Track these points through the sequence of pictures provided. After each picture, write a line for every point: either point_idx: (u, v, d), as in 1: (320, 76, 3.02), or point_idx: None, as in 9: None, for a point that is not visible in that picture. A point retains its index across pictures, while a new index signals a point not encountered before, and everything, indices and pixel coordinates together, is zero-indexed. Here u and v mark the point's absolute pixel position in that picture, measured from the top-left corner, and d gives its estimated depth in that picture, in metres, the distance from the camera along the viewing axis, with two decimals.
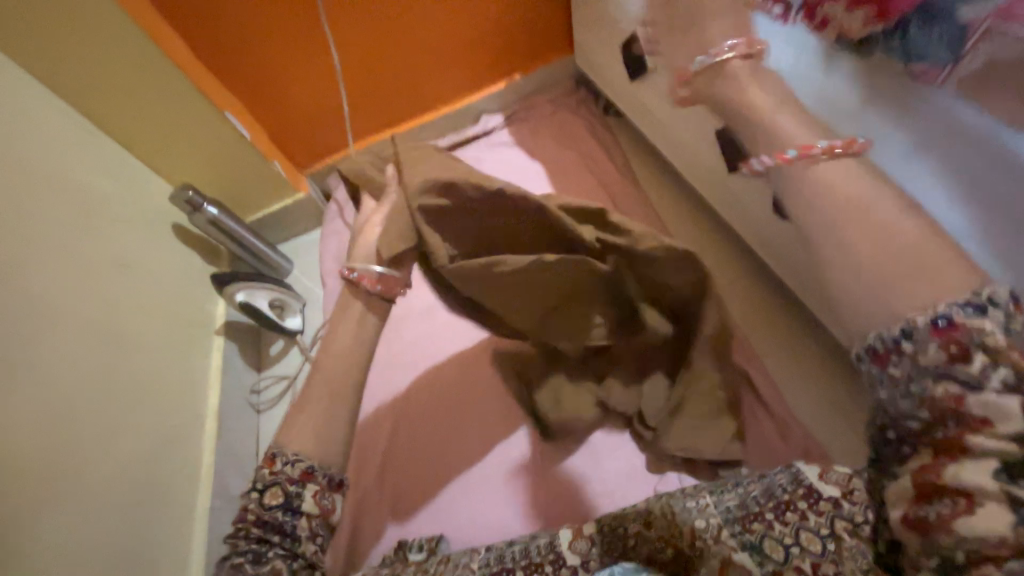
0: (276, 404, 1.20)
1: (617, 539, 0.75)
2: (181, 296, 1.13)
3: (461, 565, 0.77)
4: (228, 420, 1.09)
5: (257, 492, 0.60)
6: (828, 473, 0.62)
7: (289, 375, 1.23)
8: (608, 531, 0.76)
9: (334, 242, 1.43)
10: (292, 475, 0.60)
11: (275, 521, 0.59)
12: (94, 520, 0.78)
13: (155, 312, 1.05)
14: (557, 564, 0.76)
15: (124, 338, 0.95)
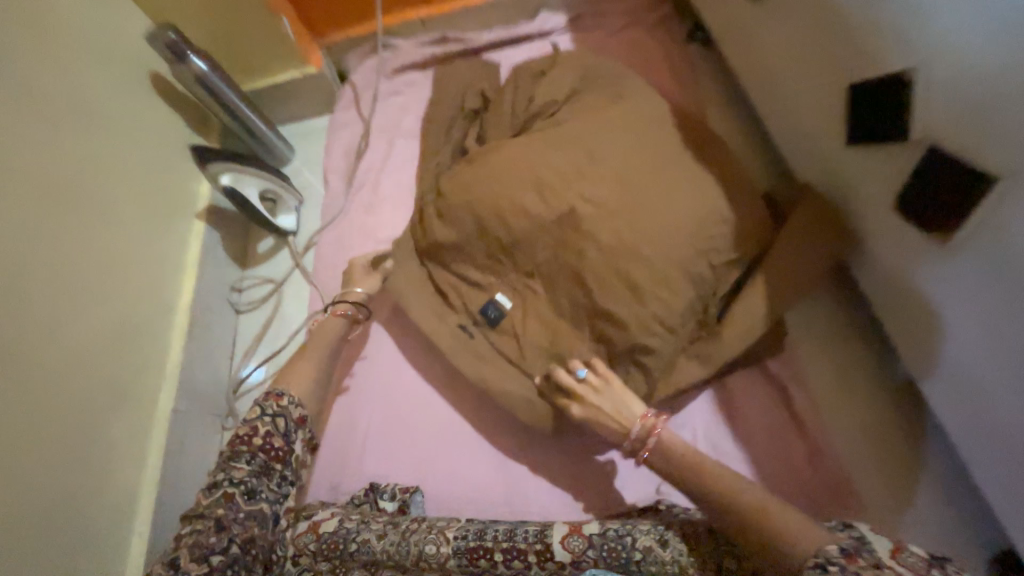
0: (259, 308, 1.09)
1: (622, 547, 0.68)
2: (160, 165, 0.98)
3: (435, 533, 0.73)
4: (203, 316, 0.98)
5: (267, 416, 0.73)
6: (900, 553, 0.58)
7: (276, 278, 1.10)
8: (613, 537, 0.69)
9: (342, 141, 1.23)
10: (293, 412, 0.76)
11: (273, 467, 0.71)
12: (40, 420, 0.68)
13: (124, 177, 0.90)
14: (543, 556, 0.70)
15: (79, 209, 0.81)
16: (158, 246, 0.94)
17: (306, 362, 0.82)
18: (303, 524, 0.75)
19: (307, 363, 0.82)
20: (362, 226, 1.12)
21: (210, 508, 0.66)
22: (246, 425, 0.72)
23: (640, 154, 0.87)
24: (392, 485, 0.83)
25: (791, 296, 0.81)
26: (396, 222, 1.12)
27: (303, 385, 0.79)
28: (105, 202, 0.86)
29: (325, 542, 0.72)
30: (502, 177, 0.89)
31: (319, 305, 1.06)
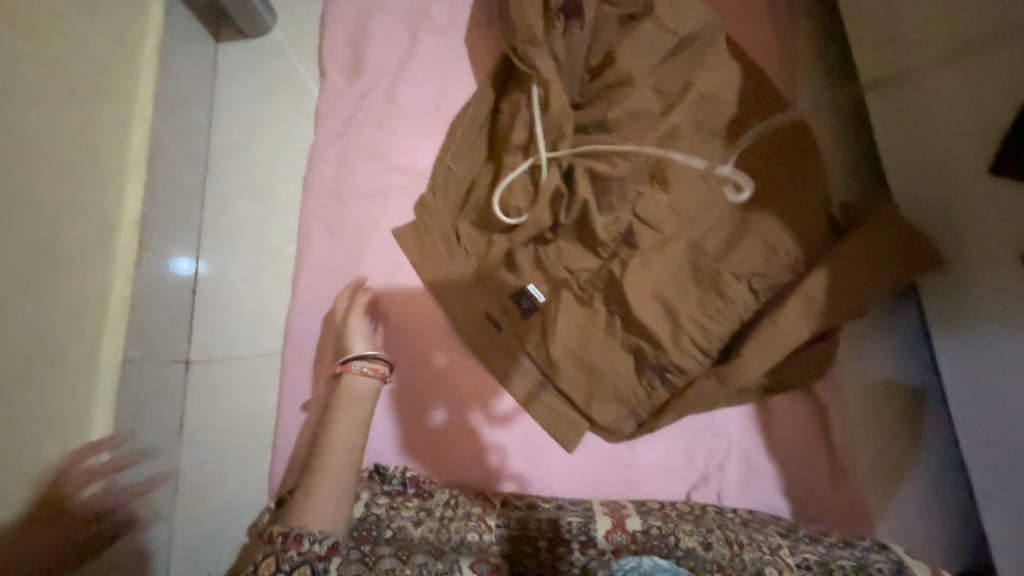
0: (230, 230, 0.87)
1: (664, 546, 0.66)
2: (97, 23, 0.69)
3: (475, 519, 0.70)
4: (155, 236, 0.74)
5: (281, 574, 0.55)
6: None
7: (260, 193, 0.88)
8: (655, 535, 0.67)
9: (347, 22, 0.95)
10: (319, 552, 0.57)
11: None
12: None
13: (57, 40, 0.62)
14: (586, 546, 0.68)
15: None
16: (86, 136, 0.64)
17: (329, 484, 0.63)
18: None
19: (338, 486, 0.63)
20: (372, 145, 0.90)
21: None
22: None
23: (688, 150, 0.81)
24: (402, 469, 0.74)
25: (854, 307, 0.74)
26: (415, 147, 0.90)
27: (326, 522, 0.61)
28: (15, 64, 0.56)
29: (354, 530, 0.67)
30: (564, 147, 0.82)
31: (312, 244, 0.85)
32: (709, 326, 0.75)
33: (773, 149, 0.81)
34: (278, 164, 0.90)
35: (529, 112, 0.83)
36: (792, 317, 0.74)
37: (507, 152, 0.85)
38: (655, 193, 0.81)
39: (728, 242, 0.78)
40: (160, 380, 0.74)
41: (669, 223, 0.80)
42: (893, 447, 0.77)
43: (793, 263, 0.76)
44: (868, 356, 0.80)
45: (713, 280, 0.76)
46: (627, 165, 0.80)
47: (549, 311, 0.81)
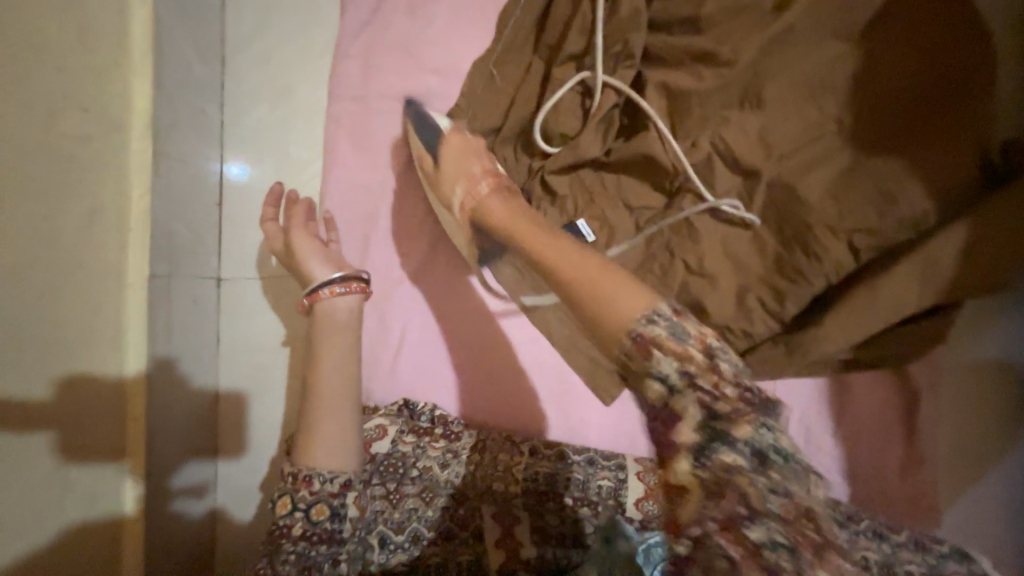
0: (252, 139, 0.79)
1: None
2: None
3: (502, 467, 0.68)
4: (172, 142, 0.67)
5: (298, 512, 0.57)
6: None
7: (282, 97, 0.79)
8: None
9: None
10: (331, 491, 0.58)
11: (304, 530, 0.56)
12: None
13: None
14: (614, 510, 0.66)
15: None
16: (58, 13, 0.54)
17: (332, 421, 0.61)
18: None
19: (340, 420, 0.61)
20: (404, 40, 0.76)
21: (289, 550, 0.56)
22: (277, 529, 0.57)
23: (793, 64, 0.64)
24: (431, 407, 0.73)
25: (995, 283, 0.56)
26: (453, 43, 0.75)
27: (336, 459, 0.60)
28: None
29: (379, 463, 0.66)
30: (636, 57, 0.68)
31: (337, 158, 0.76)
32: (783, 288, 0.64)
33: (922, 65, 0.60)
34: (300, 61, 0.79)
35: (594, 7, 0.67)
36: (905, 289, 0.58)
37: (558, 54, 0.70)
38: (743, 117, 0.66)
39: (830, 186, 0.63)
40: (191, 296, 0.73)
41: (756, 158, 0.66)
42: (996, 441, 0.65)
43: (919, 215, 0.59)
44: (980, 341, 0.66)
45: (802, 231, 0.63)
46: (714, 80, 0.66)
47: (596, 253, 0.71)
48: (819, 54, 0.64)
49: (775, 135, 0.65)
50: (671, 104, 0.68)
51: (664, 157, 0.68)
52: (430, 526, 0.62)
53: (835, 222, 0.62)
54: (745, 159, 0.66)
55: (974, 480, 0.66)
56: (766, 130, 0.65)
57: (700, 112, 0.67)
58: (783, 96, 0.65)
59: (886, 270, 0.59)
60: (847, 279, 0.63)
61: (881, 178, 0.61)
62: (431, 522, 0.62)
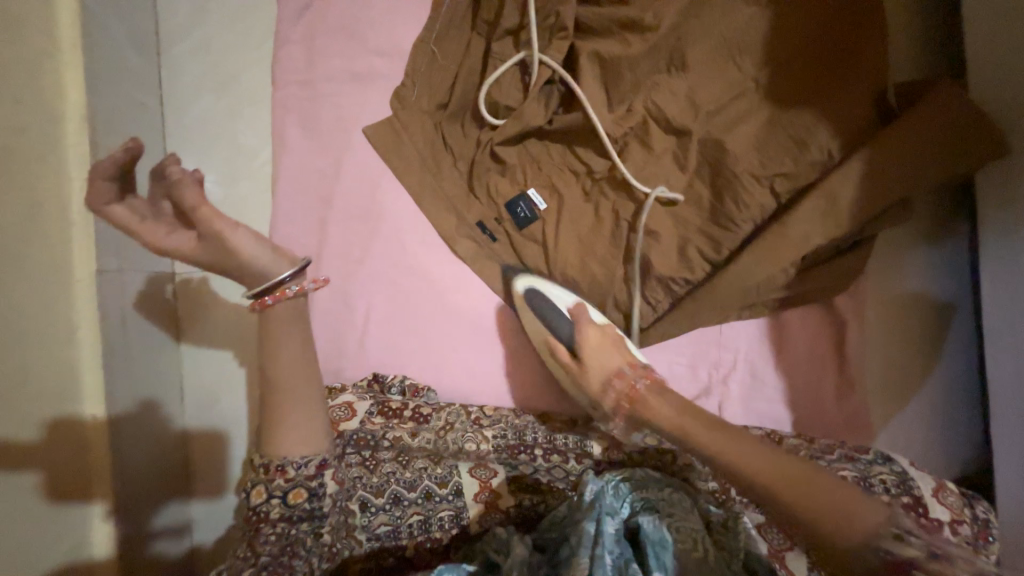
0: (196, 131, 0.78)
1: (657, 459, 0.68)
2: None
3: (472, 429, 0.70)
4: (111, 135, 0.66)
5: (275, 498, 0.58)
6: (940, 492, 0.59)
7: (225, 87, 0.78)
8: (651, 452, 0.68)
9: None
10: (307, 474, 0.58)
11: (283, 514, 0.58)
12: None
13: None
14: (582, 455, 0.69)
15: None
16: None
17: (298, 411, 0.59)
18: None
19: (306, 410, 0.60)
20: (345, 25, 0.77)
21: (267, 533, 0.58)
22: (254, 514, 0.58)
23: (710, 28, 0.70)
24: (401, 379, 0.74)
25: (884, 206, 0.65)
26: (393, 25, 0.77)
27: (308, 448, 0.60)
28: None
29: (350, 438, 0.66)
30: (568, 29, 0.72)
31: (285, 145, 0.77)
32: (718, 235, 0.70)
33: (823, 21, 0.67)
34: (241, 50, 0.79)
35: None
36: (816, 224, 0.66)
37: (495, 30, 0.73)
38: (672, 80, 0.71)
39: (751, 137, 0.69)
40: (145, 292, 0.72)
41: (685, 117, 0.71)
42: (910, 356, 0.74)
43: (827, 157, 0.66)
44: (903, 269, 0.74)
45: (729, 181, 0.69)
46: (642, 45, 0.70)
47: (548, 218, 0.74)
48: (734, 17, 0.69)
49: (701, 95, 0.70)
50: (604, 71, 0.73)
51: (602, 122, 0.72)
52: (409, 486, 0.64)
53: (758, 170, 0.68)
54: (676, 119, 0.71)
55: (894, 394, 0.75)
56: (692, 91, 0.70)
57: (633, 77, 0.72)
58: (704, 58, 0.70)
59: (800, 207, 0.66)
60: (769, 219, 0.69)
61: (793, 126, 0.67)
62: (410, 483, 0.65)
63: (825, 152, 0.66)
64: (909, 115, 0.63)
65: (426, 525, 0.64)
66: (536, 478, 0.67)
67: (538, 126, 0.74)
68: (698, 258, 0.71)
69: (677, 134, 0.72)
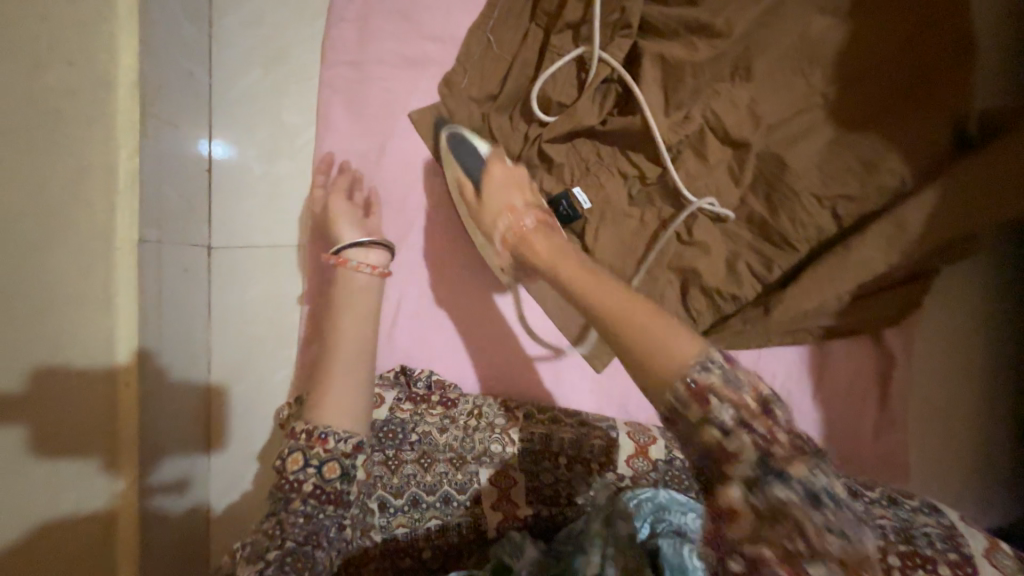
0: (242, 103, 0.78)
1: (683, 475, 0.68)
2: None
3: (499, 432, 0.69)
4: (159, 102, 0.65)
5: (311, 468, 0.57)
6: (995, 552, 0.49)
7: (274, 60, 0.77)
8: (676, 466, 0.68)
9: None
10: (344, 450, 0.58)
11: (325, 487, 0.57)
12: None
13: None
14: (606, 468, 0.67)
15: None
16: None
17: (345, 379, 0.62)
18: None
19: (352, 381, 0.62)
20: (400, 5, 0.75)
21: (306, 509, 0.56)
22: (286, 483, 0.57)
23: (783, 36, 0.66)
24: (428, 373, 0.73)
25: (952, 239, 0.61)
26: (448, 10, 0.75)
27: (346, 420, 0.60)
28: None
29: (378, 430, 0.67)
30: (631, 25, 0.68)
31: (330, 124, 0.75)
32: (771, 253, 0.67)
33: (904, 39, 0.63)
34: (292, 23, 0.77)
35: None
36: (880, 253, 0.62)
37: (555, 22, 0.70)
38: (735, 89, 0.68)
39: (814, 156, 0.66)
40: (183, 262, 0.72)
41: (747, 127, 0.67)
42: (956, 404, 0.71)
43: (896, 183, 0.62)
44: (959, 311, 0.70)
45: (788, 198, 0.66)
46: (707, 51, 0.66)
47: (592, 221, 0.72)
48: (808, 27, 0.66)
49: (765, 105, 0.67)
50: (665, 71, 0.69)
51: (657, 126, 0.69)
52: (429, 490, 0.63)
53: (819, 189, 0.65)
54: (735, 131, 0.68)
55: (934, 442, 0.71)
56: (756, 100, 0.67)
57: (696, 80, 0.68)
58: (772, 67, 0.67)
59: (863, 232, 0.62)
60: (825, 243, 0.66)
61: (862, 147, 0.64)
62: (430, 487, 0.63)
63: (894, 177, 0.62)
64: (994, 145, 0.59)
65: (444, 530, 0.63)
66: (557, 491, 0.66)
67: (590, 125, 0.71)
68: (745, 276, 0.68)
69: (736, 144, 0.68)
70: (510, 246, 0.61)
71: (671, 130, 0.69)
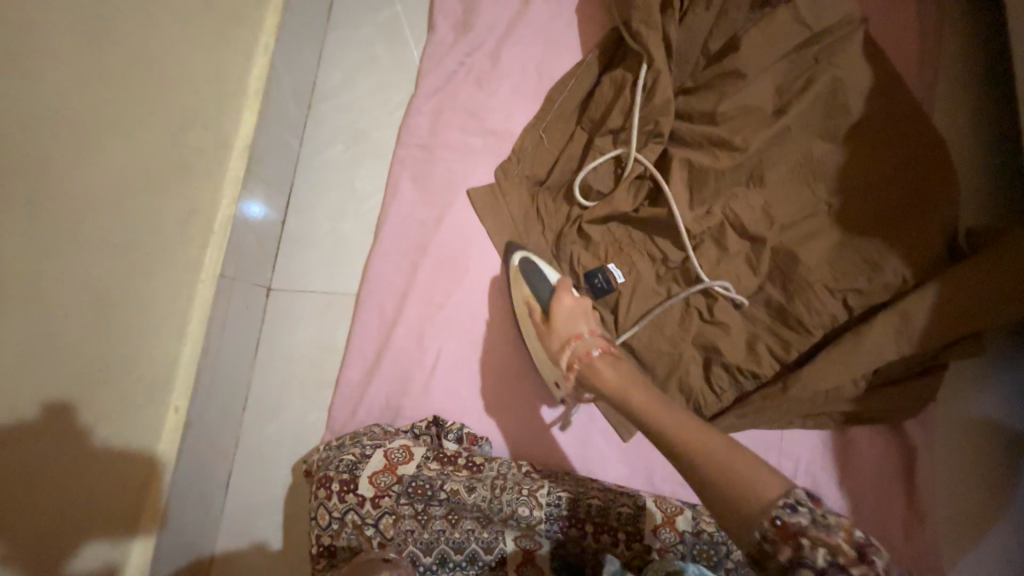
0: (324, 168, 0.90)
1: (714, 551, 0.65)
2: None
3: (526, 495, 0.66)
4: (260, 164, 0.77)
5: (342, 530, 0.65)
6: None
7: (356, 136, 0.91)
8: (705, 539, 0.65)
9: None
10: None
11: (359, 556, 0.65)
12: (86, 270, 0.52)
13: None
14: (633, 537, 0.65)
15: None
16: (47, 25, 0.50)
17: None
18: (379, 456, 0.68)
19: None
20: (469, 103, 0.90)
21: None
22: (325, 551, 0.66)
23: (791, 152, 0.78)
24: (459, 427, 0.75)
25: (957, 334, 0.66)
26: (509, 111, 0.89)
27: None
28: None
29: (408, 485, 0.66)
30: (664, 135, 0.81)
31: (397, 192, 0.86)
32: (789, 336, 0.73)
33: (894, 165, 0.75)
34: (375, 109, 0.92)
35: (632, 94, 0.82)
36: (889, 344, 0.67)
37: (599, 129, 0.84)
38: (750, 191, 0.78)
39: (825, 253, 0.74)
40: (246, 300, 0.78)
41: (762, 224, 0.77)
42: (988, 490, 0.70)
43: (899, 281, 0.70)
44: (977, 393, 0.73)
45: (803, 289, 0.73)
46: (728, 160, 0.79)
47: (624, 293, 0.79)
48: (812, 149, 0.78)
49: (778, 206, 0.77)
50: (692, 175, 0.81)
51: (683, 217, 0.79)
52: (456, 547, 0.64)
53: (831, 282, 0.72)
54: (752, 227, 0.77)
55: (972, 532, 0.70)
56: (769, 202, 0.78)
57: (717, 183, 0.79)
58: (783, 176, 0.78)
59: (871, 324, 0.68)
60: (837, 330, 0.72)
61: (864, 249, 0.73)
62: (458, 544, 0.64)
63: (895, 277, 0.70)
64: (982, 255, 0.67)
65: None
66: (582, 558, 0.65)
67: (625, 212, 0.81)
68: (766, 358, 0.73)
69: (754, 237, 0.77)
70: (578, 375, 0.64)
71: (696, 222, 0.79)
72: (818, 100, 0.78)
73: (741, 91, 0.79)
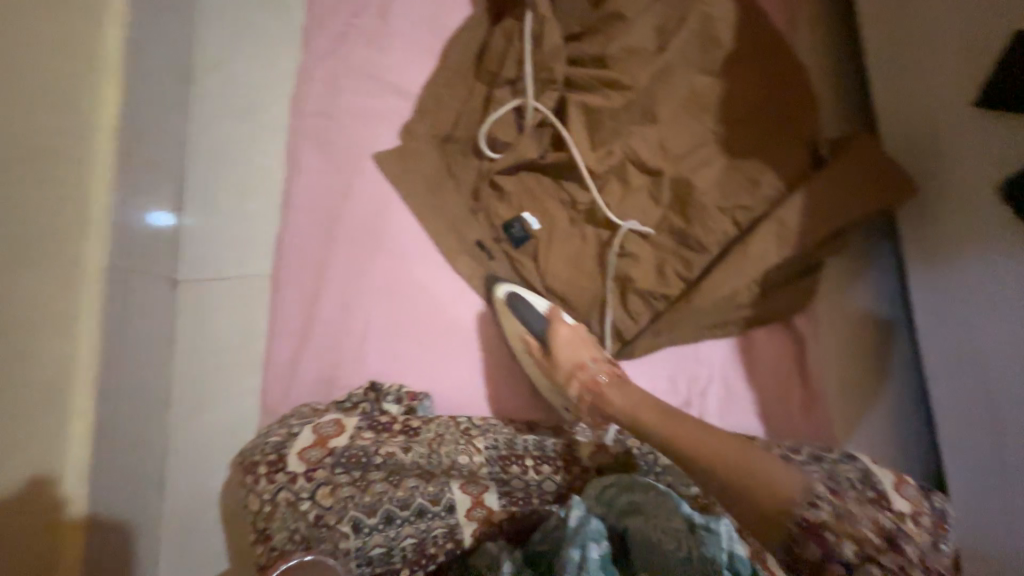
0: (218, 148, 0.85)
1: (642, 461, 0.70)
2: None
3: (464, 443, 0.70)
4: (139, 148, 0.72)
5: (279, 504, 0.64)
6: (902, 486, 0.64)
7: (248, 111, 0.86)
8: (635, 451, 0.71)
9: None
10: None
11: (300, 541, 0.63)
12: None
13: None
14: (569, 463, 0.71)
15: None
16: None
17: None
18: (307, 433, 0.68)
19: None
20: (365, 67, 0.87)
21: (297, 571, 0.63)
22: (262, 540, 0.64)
23: (675, 86, 0.83)
24: (398, 387, 0.75)
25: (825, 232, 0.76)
26: (406, 71, 0.88)
27: None
28: None
29: (341, 455, 0.67)
30: (559, 82, 0.84)
31: (300, 165, 0.83)
32: (690, 256, 0.80)
33: (763, 91, 0.82)
34: (265, 81, 0.88)
35: (523, 43, 0.83)
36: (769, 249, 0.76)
37: (497, 80, 0.85)
38: (644, 128, 0.83)
39: (713, 177, 0.81)
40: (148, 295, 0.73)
41: (657, 158, 0.83)
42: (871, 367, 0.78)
43: (775, 193, 0.79)
44: (853, 287, 0.81)
45: (697, 210, 0.79)
46: (620, 99, 0.83)
47: (541, 238, 0.82)
48: (694, 83, 0.84)
49: (670, 139, 0.83)
50: (590, 117, 0.84)
51: (586, 159, 0.83)
52: (401, 504, 0.64)
53: (721, 202, 0.79)
54: (649, 161, 0.82)
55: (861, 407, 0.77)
56: (661, 136, 0.83)
57: (613, 123, 0.84)
58: (671, 111, 0.83)
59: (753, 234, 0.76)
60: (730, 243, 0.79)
61: (745, 169, 0.80)
62: (402, 501, 0.65)
63: (773, 191, 0.78)
64: (838, 161, 0.76)
65: (420, 547, 0.65)
66: (528, 491, 0.69)
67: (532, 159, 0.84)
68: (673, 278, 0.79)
69: (651, 170, 0.83)
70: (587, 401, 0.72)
71: (598, 161, 0.83)
72: (693, 36, 0.84)
73: (623, 32, 0.83)
